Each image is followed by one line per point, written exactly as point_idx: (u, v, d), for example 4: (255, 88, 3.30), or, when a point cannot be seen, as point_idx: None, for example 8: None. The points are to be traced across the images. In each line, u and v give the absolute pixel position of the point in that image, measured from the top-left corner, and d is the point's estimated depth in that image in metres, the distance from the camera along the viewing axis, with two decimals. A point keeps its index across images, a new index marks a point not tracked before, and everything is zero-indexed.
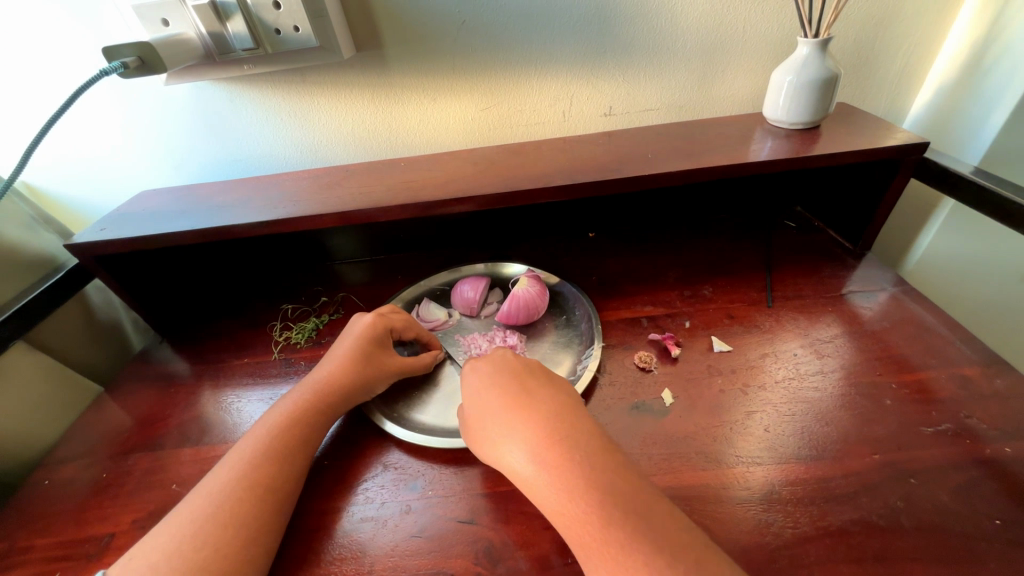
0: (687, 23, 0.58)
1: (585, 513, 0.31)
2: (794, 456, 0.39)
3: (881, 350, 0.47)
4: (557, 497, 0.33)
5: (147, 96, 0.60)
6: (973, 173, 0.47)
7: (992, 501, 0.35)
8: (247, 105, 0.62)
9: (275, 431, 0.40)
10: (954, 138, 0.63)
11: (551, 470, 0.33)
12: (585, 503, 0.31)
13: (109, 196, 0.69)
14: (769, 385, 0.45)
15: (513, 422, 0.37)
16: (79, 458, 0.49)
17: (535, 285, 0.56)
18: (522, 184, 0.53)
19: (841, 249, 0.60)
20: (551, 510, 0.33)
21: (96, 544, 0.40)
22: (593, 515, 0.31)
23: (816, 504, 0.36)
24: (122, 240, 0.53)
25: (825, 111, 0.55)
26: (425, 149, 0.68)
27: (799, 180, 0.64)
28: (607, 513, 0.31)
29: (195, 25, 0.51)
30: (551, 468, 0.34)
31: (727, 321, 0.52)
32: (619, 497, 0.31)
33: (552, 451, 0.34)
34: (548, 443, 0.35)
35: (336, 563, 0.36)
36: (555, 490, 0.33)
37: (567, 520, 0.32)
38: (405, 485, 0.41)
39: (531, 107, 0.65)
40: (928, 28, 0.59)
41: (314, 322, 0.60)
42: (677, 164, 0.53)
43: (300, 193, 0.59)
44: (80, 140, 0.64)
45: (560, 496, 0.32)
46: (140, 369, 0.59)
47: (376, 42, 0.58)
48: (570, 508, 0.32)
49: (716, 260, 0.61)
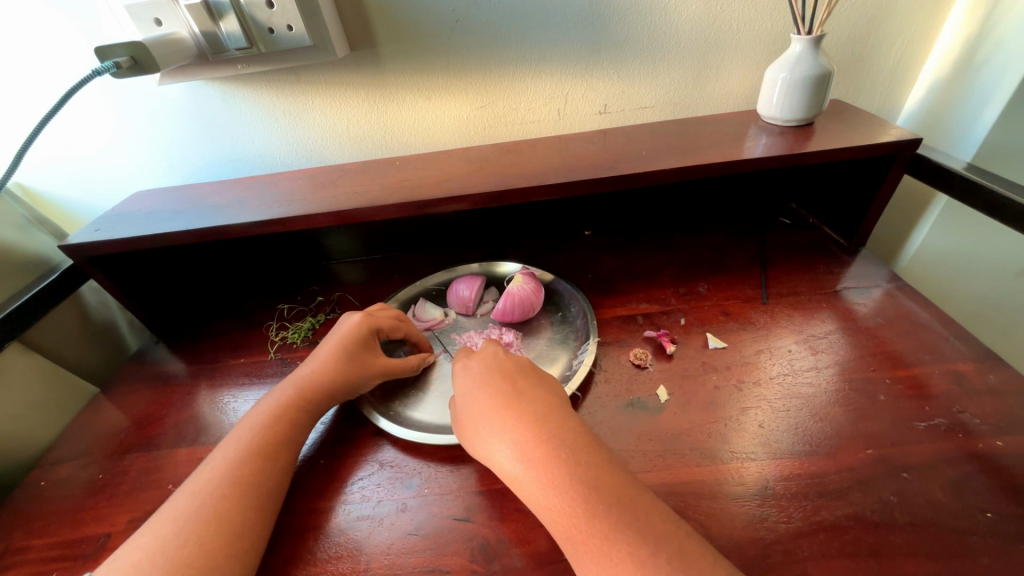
0: (681, 21, 0.58)
1: (572, 507, 0.31)
2: (788, 451, 0.39)
3: (875, 346, 0.47)
4: (546, 493, 0.33)
5: (141, 96, 0.60)
6: (965, 169, 0.47)
7: (985, 495, 0.35)
8: (242, 105, 0.62)
9: (269, 431, 0.40)
10: (946, 135, 0.63)
11: (540, 467, 0.33)
12: (572, 498, 0.32)
13: (104, 196, 0.69)
14: (763, 381, 0.45)
15: (503, 421, 0.37)
16: (75, 459, 0.48)
17: (530, 283, 0.56)
18: (517, 183, 0.53)
19: (837, 246, 0.60)
20: (540, 507, 0.33)
21: (92, 544, 0.40)
22: (585, 512, 0.31)
23: (809, 499, 0.36)
24: (117, 241, 0.52)
25: (818, 108, 0.55)
26: (420, 149, 0.68)
27: (794, 177, 0.64)
28: (592, 507, 0.31)
29: (188, 24, 0.51)
30: (540, 465, 0.34)
31: (722, 318, 0.52)
32: (608, 491, 0.32)
33: (542, 448, 0.34)
34: (538, 440, 0.35)
35: (331, 562, 0.36)
36: (543, 487, 0.33)
37: (555, 515, 0.32)
38: (401, 484, 0.41)
39: (527, 106, 0.65)
40: (921, 25, 0.59)
41: (309, 321, 0.60)
42: (671, 161, 0.53)
43: (294, 193, 0.59)
44: (74, 140, 0.63)
45: (548, 491, 0.32)
46: (136, 369, 0.58)
47: (370, 41, 0.58)
48: (558, 503, 0.32)
49: (711, 256, 0.61)
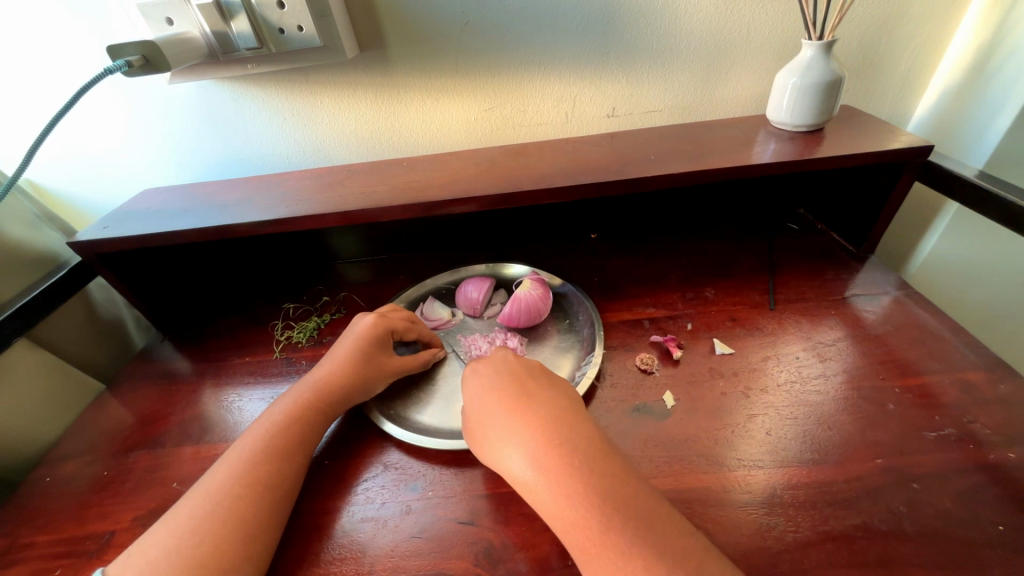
0: (691, 24, 0.58)
1: (583, 515, 0.31)
2: (796, 460, 0.39)
3: (884, 354, 0.47)
4: (556, 500, 0.33)
5: (150, 94, 0.60)
6: (977, 176, 0.47)
7: (996, 507, 0.35)
8: (252, 105, 0.62)
9: (275, 430, 0.40)
10: (958, 140, 0.63)
11: (552, 474, 0.33)
12: (584, 506, 0.31)
13: (113, 193, 0.69)
14: (771, 388, 0.45)
15: (514, 424, 0.37)
16: (80, 456, 0.49)
17: (538, 288, 0.56)
18: (524, 185, 0.53)
19: (845, 252, 0.60)
20: (549, 514, 0.33)
21: (96, 541, 0.40)
22: (596, 520, 0.31)
23: (818, 508, 0.36)
24: (125, 239, 0.53)
25: (829, 113, 0.54)
26: (428, 150, 0.68)
27: (804, 182, 0.64)
28: (602, 517, 0.31)
29: (199, 23, 0.51)
30: (551, 472, 0.33)
31: (729, 324, 0.52)
32: (613, 496, 0.32)
33: (554, 455, 0.34)
34: (549, 447, 0.34)
35: (335, 563, 0.36)
36: (554, 494, 0.33)
37: (566, 523, 0.32)
38: (406, 486, 0.41)
39: (535, 108, 0.65)
40: (934, 31, 0.59)
41: (315, 321, 0.60)
42: (680, 165, 0.53)
43: (302, 193, 0.59)
44: (85, 137, 0.64)
45: (559, 499, 0.32)
46: (142, 366, 0.59)
47: (380, 42, 0.58)
48: (569, 512, 0.32)
49: (717, 261, 0.61)
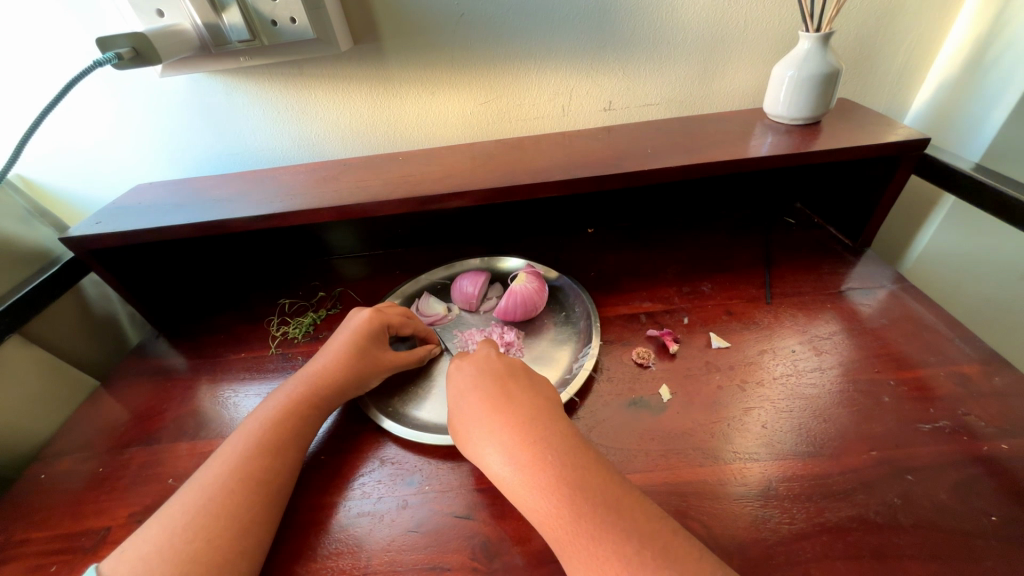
0: (688, 16, 0.58)
1: (558, 509, 0.31)
2: (792, 452, 0.39)
3: (880, 348, 0.47)
4: (532, 495, 0.33)
5: (142, 86, 0.60)
6: (973, 169, 0.47)
7: (990, 498, 0.35)
8: (245, 99, 0.61)
9: (270, 425, 0.40)
10: (956, 133, 0.62)
11: (528, 470, 0.33)
12: (558, 500, 0.31)
13: (105, 188, 0.69)
14: (767, 381, 0.45)
15: (492, 425, 0.36)
16: (76, 451, 0.48)
17: (533, 282, 0.56)
18: (520, 179, 0.53)
19: (841, 246, 0.60)
20: (527, 509, 0.33)
21: (93, 537, 0.40)
22: (570, 513, 0.31)
23: (813, 500, 0.36)
24: (118, 234, 0.52)
25: (826, 106, 0.54)
26: (423, 145, 0.68)
27: (801, 176, 0.63)
28: (577, 508, 0.31)
29: (190, 15, 0.50)
30: (527, 470, 0.33)
31: (726, 318, 0.52)
32: (593, 491, 0.32)
33: (529, 451, 0.34)
34: (526, 443, 0.34)
35: (332, 558, 0.36)
36: (530, 489, 0.33)
37: (541, 517, 0.32)
38: (402, 481, 0.41)
39: (532, 102, 0.64)
40: (930, 24, 0.58)
41: (311, 317, 0.59)
42: (676, 158, 0.53)
43: (296, 187, 0.58)
44: (74, 130, 0.63)
45: (535, 494, 0.32)
46: (137, 363, 0.58)
47: (375, 35, 0.57)
48: (545, 506, 0.32)
49: (714, 256, 0.61)
